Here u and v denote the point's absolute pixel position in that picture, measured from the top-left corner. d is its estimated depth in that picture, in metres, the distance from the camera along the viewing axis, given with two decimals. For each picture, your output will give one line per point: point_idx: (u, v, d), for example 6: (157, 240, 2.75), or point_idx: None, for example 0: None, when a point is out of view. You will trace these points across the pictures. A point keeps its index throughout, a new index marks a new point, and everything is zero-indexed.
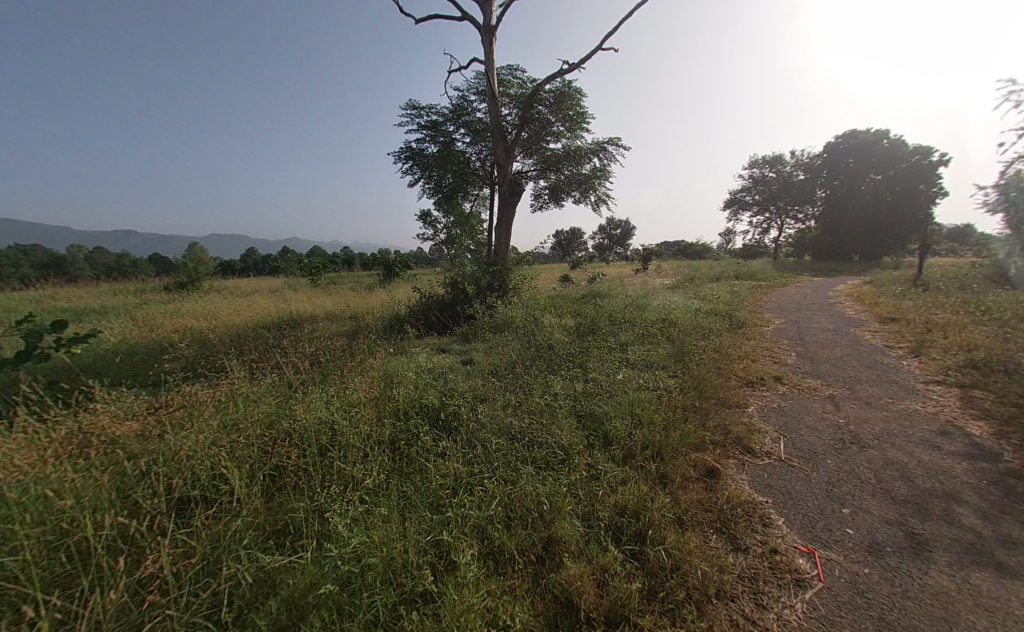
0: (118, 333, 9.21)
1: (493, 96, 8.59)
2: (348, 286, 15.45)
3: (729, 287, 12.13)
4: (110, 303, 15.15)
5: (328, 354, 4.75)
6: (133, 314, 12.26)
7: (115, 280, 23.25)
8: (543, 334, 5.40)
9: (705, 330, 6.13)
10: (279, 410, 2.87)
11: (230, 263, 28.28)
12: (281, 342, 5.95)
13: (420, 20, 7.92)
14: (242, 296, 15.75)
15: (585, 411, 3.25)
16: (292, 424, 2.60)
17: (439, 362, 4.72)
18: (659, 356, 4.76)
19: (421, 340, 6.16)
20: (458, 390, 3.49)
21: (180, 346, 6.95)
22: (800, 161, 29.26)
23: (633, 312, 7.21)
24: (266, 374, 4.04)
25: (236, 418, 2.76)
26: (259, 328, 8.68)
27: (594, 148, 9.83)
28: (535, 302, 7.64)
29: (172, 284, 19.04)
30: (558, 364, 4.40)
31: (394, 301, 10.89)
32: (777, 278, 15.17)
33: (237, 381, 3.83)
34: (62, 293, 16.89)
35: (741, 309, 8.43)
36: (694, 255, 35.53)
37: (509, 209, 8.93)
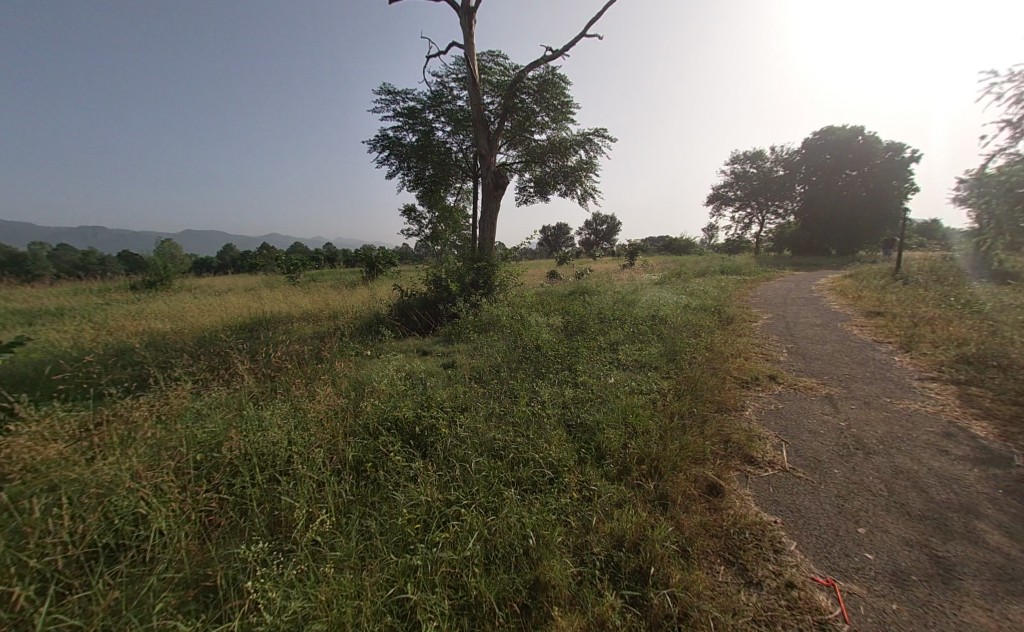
0: (73, 338, 8.53)
1: (474, 83, 8.20)
2: (328, 284, 14.87)
3: (716, 282, 12.07)
4: (71, 303, 14.25)
5: (296, 359, 4.36)
6: (96, 315, 11.51)
7: (79, 279, 22.04)
8: (528, 333, 5.12)
9: (696, 326, 5.95)
10: (227, 429, 2.50)
11: (205, 260, 27.11)
12: (248, 345, 5.52)
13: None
14: (215, 295, 15.02)
15: (576, 420, 2.98)
16: (239, 447, 2.24)
17: (418, 366, 4.38)
18: (650, 355, 4.54)
19: (400, 341, 5.81)
20: (436, 400, 3.18)
21: (139, 350, 6.44)
22: (779, 156, 29.60)
23: (622, 308, 6.99)
24: (223, 384, 3.65)
25: (176, 442, 2.39)
26: (228, 330, 8.15)
27: (580, 140, 9.55)
28: (521, 299, 7.35)
29: (139, 283, 18.05)
30: (545, 366, 4.12)
31: (375, 299, 10.44)
32: (762, 272, 15.26)
33: (190, 393, 3.44)
34: (19, 293, 15.82)
35: (730, 304, 8.32)
36: (679, 250, 35.79)
37: (493, 202, 8.59)
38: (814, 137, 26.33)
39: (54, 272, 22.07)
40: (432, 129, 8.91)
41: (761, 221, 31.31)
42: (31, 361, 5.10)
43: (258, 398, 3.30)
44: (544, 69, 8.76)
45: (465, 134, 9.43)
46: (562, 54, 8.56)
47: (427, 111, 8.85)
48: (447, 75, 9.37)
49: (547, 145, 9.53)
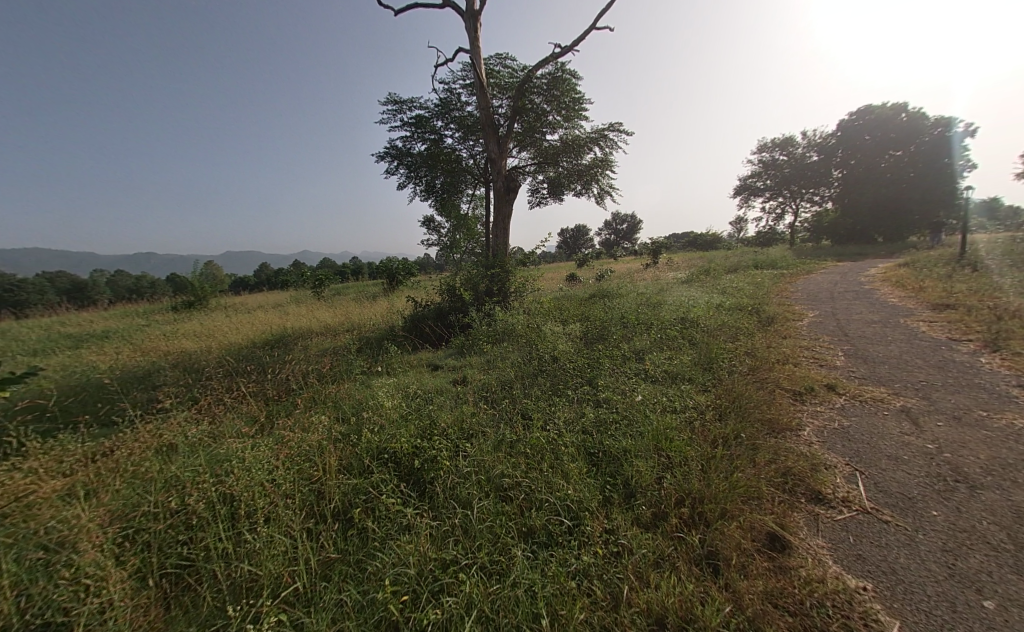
0: (111, 359, 8.90)
1: (482, 86, 7.96)
2: (349, 297, 15.03)
3: (749, 277, 11.25)
4: (118, 325, 15.13)
5: (300, 380, 4.17)
6: (136, 337, 12.10)
7: (127, 300, 23.55)
8: (544, 343, 4.73)
9: (732, 329, 5.36)
10: (212, 469, 2.29)
11: (240, 278, 28.39)
12: (261, 365, 5.44)
13: (400, 9, 7.36)
14: (245, 312, 15.53)
15: (599, 448, 2.56)
16: (216, 496, 2.00)
17: (426, 384, 4.07)
18: (682, 365, 4.04)
19: (412, 356, 5.55)
20: (439, 428, 2.86)
21: (164, 371, 6.56)
22: (812, 141, 27.84)
23: (648, 311, 6.47)
24: (225, 409, 3.49)
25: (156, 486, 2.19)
26: (249, 348, 8.23)
27: (595, 136, 9.11)
28: (538, 306, 6.99)
29: (179, 303, 18.97)
30: (562, 382, 3.72)
31: (393, 311, 10.35)
32: (800, 265, 14.18)
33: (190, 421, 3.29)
34: (73, 317, 16.98)
35: (768, 301, 7.61)
36: (706, 245, 34.27)
37: (507, 206, 8.28)
38: (850, 117, 24.56)
39: (106, 295, 23.72)
40: (442, 137, 8.74)
41: (795, 210, 29.50)
42: (58, 387, 5.22)
43: (254, 429, 3.09)
44: (554, 66, 8.41)
45: (475, 140, 9.22)
46: (571, 49, 8.21)
47: (436, 119, 8.69)
48: (455, 80, 9.19)
49: (561, 145, 9.16)
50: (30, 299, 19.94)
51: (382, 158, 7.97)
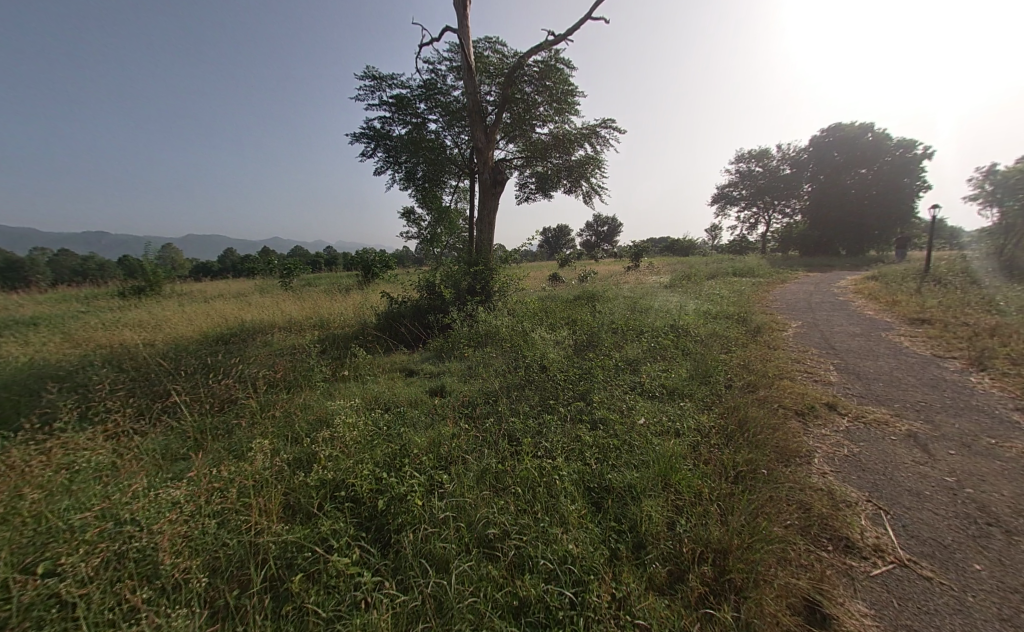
0: (37, 351, 7.83)
1: (469, 69, 7.45)
2: (319, 290, 14.15)
3: (730, 284, 11.30)
4: (54, 310, 13.65)
5: (249, 389, 3.60)
6: (74, 324, 10.87)
7: (69, 283, 21.46)
8: (530, 350, 4.35)
9: (724, 339, 5.16)
10: (109, 518, 1.75)
11: (201, 263, 26.52)
12: (209, 365, 4.78)
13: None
14: (203, 301, 14.31)
15: (599, 483, 2.19)
16: (100, 579, 1.51)
17: (398, 396, 3.59)
18: (679, 378, 3.75)
19: (384, 359, 5.04)
20: (411, 455, 2.40)
21: (95, 368, 5.74)
22: (785, 154, 28.87)
23: (636, 317, 6.22)
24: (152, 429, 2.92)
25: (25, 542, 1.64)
26: (201, 343, 7.41)
27: (585, 132, 8.78)
28: (522, 307, 6.61)
29: (127, 288, 17.32)
30: (551, 396, 3.34)
31: (365, 307, 9.69)
32: (775, 274, 14.50)
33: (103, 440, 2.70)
34: (4, 300, 15.24)
35: (752, 310, 7.55)
36: (683, 251, 35.04)
37: (491, 200, 7.82)
38: (822, 133, 25.57)
39: (47, 277, 21.60)
40: (425, 123, 8.18)
41: (767, 221, 30.53)
42: None
43: (184, 455, 2.55)
44: (546, 55, 8.02)
45: (460, 128, 8.71)
46: (565, 39, 7.85)
47: (418, 103, 8.10)
48: (440, 61, 8.60)
49: (550, 140, 8.80)
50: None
51: (358, 139, 7.32)
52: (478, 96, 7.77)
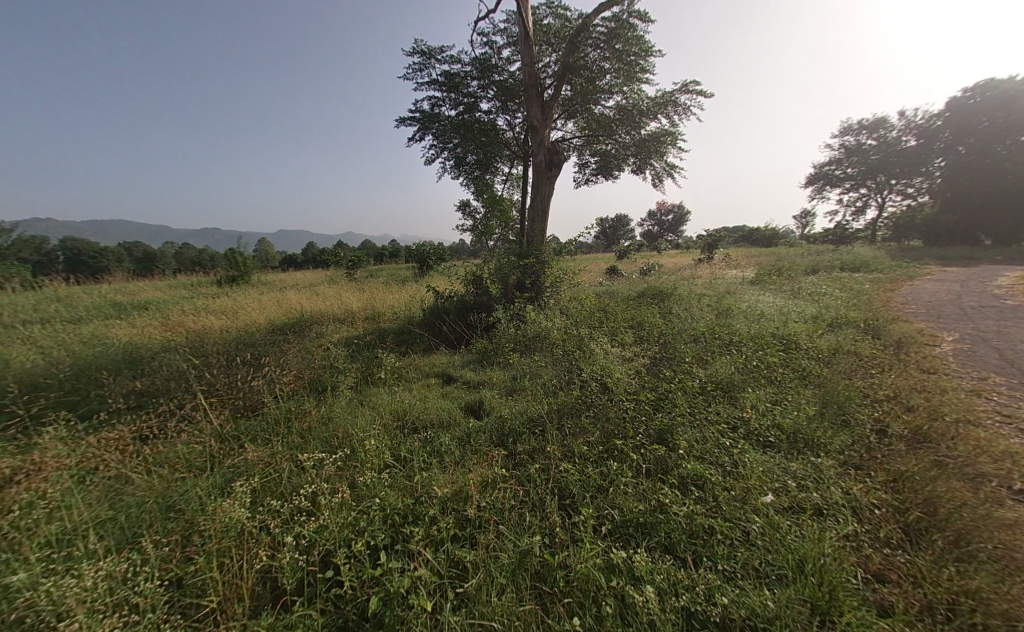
0: (135, 333, 8.72)
1: (527, 37, 6.60)
2: (379, 280, 14.46)
3: (837, 281, 9.30)
4: (164, 295, 15.61)
5: (270, 392, 3.26)
6: (173, 309, 12.20)
7: (180, 271, 24.68)
8: (589, 363, 3.53)
9: (852, 358, 3.88)
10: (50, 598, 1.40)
11: (285, 255, 29.15)
12: (252, 359, 4.68)
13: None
14: (278, 290, 15.39)
15: (704, 609, 1.39)
16: None
17: (427, 412, 3.02)
18: (799, 416, 2.70)
19: (421, 361, 4.55)
20: (426, 517, 1.78)
21: (168, 354, 6.07)
22: (909, 123, 23.88)
23: (721, 322, 5.07)
24: (167, 444, 2.68)
25: None
26: (262, 332, 7.66)
27: (660, 101, 7.50)
28: (579, 306, 5.80)
29: (221, 277, 19.38)
30: (618, 432, 2.54)
31: (416, 300, 9.50)
32: (896, 269, 11.81)
33: (117, 457, 2.51)
34: (132, 286, 17.87)
35: (879, 314, 5.91)
36: (765, 240, 31.01)
37: (547, 184, 6.99)
38: (963, 94, 20.63)
39: (167, 267, 25.19)
40: (477, 103, 7.52)
41: (879, 204, 25.72)
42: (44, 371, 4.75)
43: (183, 484, 2.23)
44: (618, 12, 6.88)
45: (516, 108, 7.96)
46: None
47: (471, 81, 7.44)
48: (496, 33, 7.82)
49: (618, 113, 7.69)
50: (105, 266, 21.52)
51: (405, 123, 6.88)
52: (536, 68, 6.91)
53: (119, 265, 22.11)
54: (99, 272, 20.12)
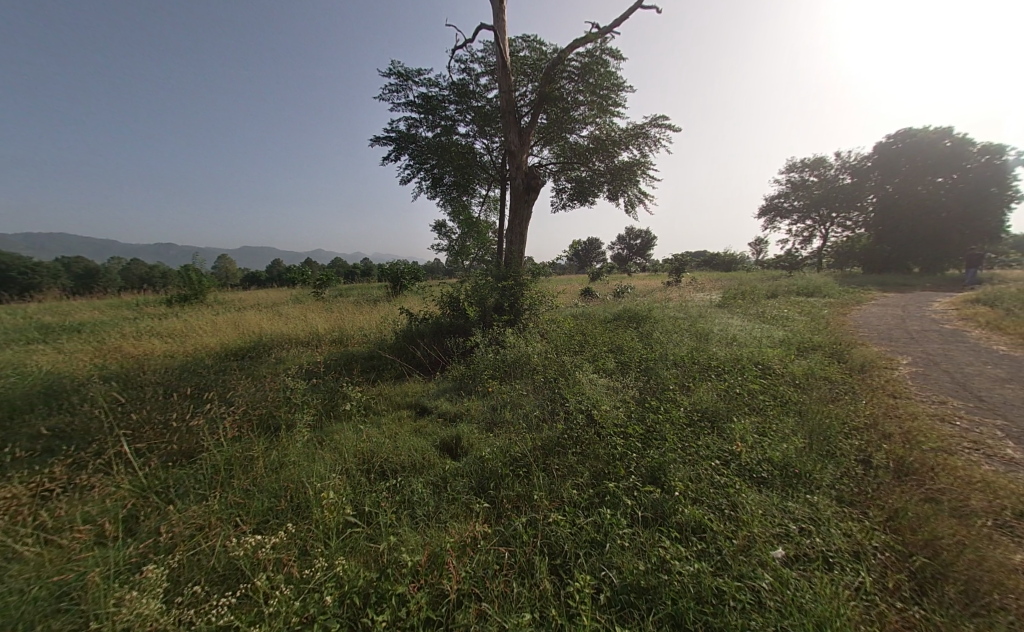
0: (62, 360, 7.74)
1: (504, 65, 6.69)
2: (348, 301, 13.87)
3: (797, 305, 9.77)
4: (104, 316, 14.21)
5: (213, 432, 2.84)
6: (113, 331, 11.05)
7: (125, 288, 22.75)
8: (572, 392, 3.36)
9: (825, 383, 3.95)
10: None
11: (246, 273, 27.66)
12: (199, 390, 4.18)
13: None
14: (236, 311, 14.40)
15: None
16: None
17: (398, 452, 2.72)
18: (790, 448, 2.63)
19: (393, 390, 4.22)
20: (394, 599, 1.50)
21: (100, 385, 5.36)
22: (845, 163, 26.46)
23: (698, 347, 5.10)
24: (82, 504, 2.24)
25: None
26: (214, 357, 7.00)
27: (632, 133, 7.79)
28: (558, 330, 5.68)
29: (172, 295, 17.97)
30: (608, 472, 2.35)
31: (387, 322, 9.09)
32: (846, 294, 12.64)
33: (11, 526, 2.05)
34: (67, 305, 16.21)
35: (841, 338, 6.17)
36: (726, 265, 32.82)
37: (524, 208, 6.98)
38: (888, 139, 23.16)
39: (113, 284, 23.21)
40: (454, 126, 7.52)
41: (823, 234, 27.99)
42: None
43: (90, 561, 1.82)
44: (591, 48, 7.16)
45: (493, 133, 8.01)
46: (612, 30, 6.99)
47: (448, 104, 7.43)
48: (473, 60, 7.92)
49: (592, 143, 7.92)
50: (38, 283, 19.47)
51: (379, 141, 6.73)
52: (513, 95, 7.00)
53: (56, 282, 20.16)
54: (29, 289, 18.20)
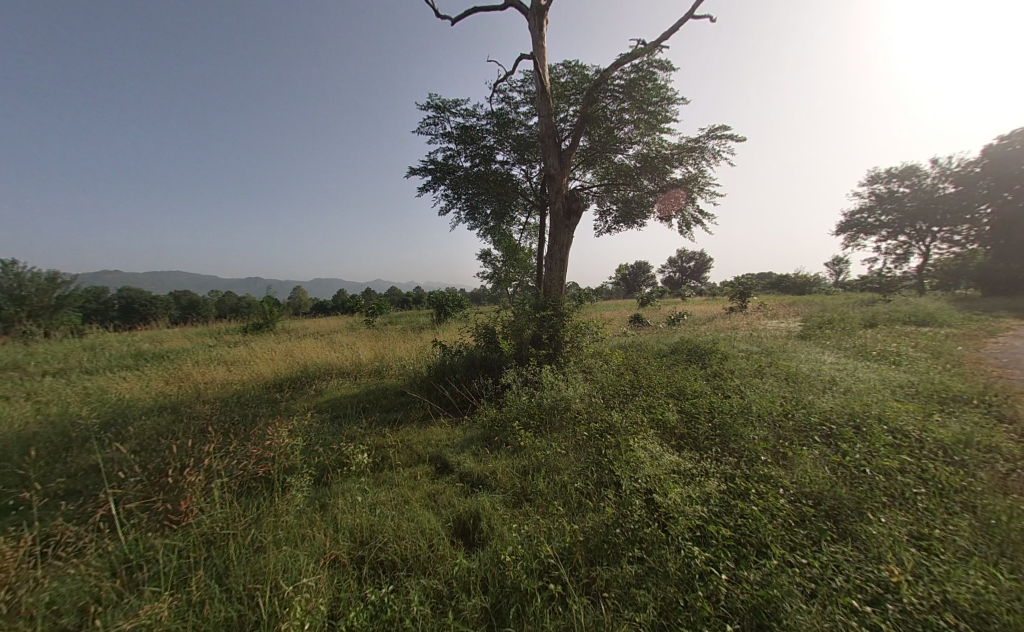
0: (139, 386, 8.39)
1: (544, 89, 6.39)
2: (395, 329, 14.09)
3: (905, 337, 8.04)
4: (190, 343, 15.76)
5: (201, 493, 2.51)
6: (191, 359, 12.07)
7: (213, 318, 25.45)
8: (627, 459, 2.61)
9: (993, 461, 2.80)
10: None
11: (314, 303, 29.96)
12: (225, 426, 4.02)
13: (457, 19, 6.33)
14: (296, 339, 15.27)
15: None
16: None
17: (402, 535, 2.17)
18: (978, 585, 1.70)
19: (414, 437, 3.72)
20: None
21: (154, 415, 5.54)
22: (943, 170, 23.03)
23: (786, 396, 4.07)
24: (47, 586, 1.96)
25: None
26: (261, 387, 7.11)
27: (685, 149, 7.05)
28: (605, 366, 4.95)
29: (246, 325, 19.65)
30: (686, 609, 1.62)
31: (427, 352, 8.86)
32: (967, 322, 10.36)
33: None
34: (166, 332, 18.38)
35: (984, 383, 4.73)
36: (798, 288, 29.62)
37: (565, 234, 6.46)
38: (1000, 141, 19.87)
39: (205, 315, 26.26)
40: (493, 154, 7.32)
41: (922, 250, 24.26)
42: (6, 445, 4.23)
43: None
44: (636, 65, 6.69)
45: (533, 159, 7.72)
46: (660, 43, 6.48)
47: (487, 134, 7.25)
48: (513, 88, 7.75)
49: (639, 162, 7.30)
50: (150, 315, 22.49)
51: (416, 173, 6.67)
52: (553, 119, 6.66)
53: (166, 312, 23.25)
54: (145, 316, 21.12)
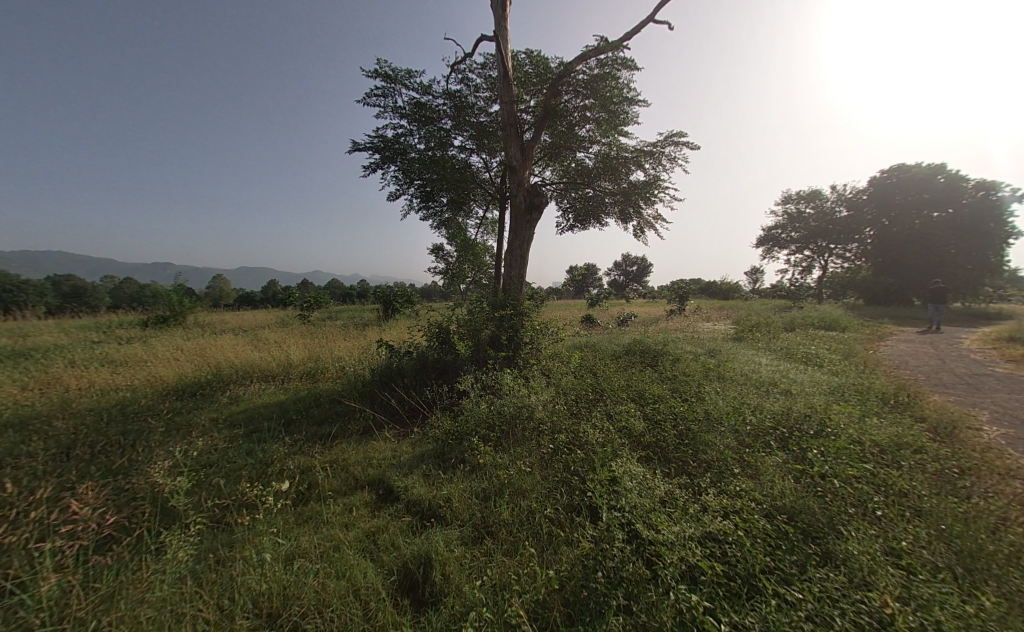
0: None
1: (507, 73, 5.99)
2: (335, 325, 12.89)
3: (823, 341, 8.87)
4: (68, 338, 13.04)
5: (25, 564, 1.77)
6: (67, 357, 9.90)
7: (104, 309, 21.55)
8: (601, 480, 2.33)
9: (929, 463, 2.94)
10: None
11: (237, 295, 26.72)
12: (96, 450, 3.12)
13: None
14: (212, 335, 13.31)
15: None
16: None
17: (328, 601, 1.67)
18: (961, 609, 1.64)
19: (350, 456, 3.14)
20: None
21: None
22: (841, 195, 26.48)
23: (741, 400, 4.11)
24: None
25: None
26: (159, 394, 5.91)
27: (643, 153, 7.08)
28: (565, 369, 4.69)
29: (147, 317, 16.81)
30: None
31: (370, 352, 8.08)
32: (866, 328, 11.78)
33: None
34: (36, 325, 15.05)
35: (898, 385, 5.19)
36: (724, 293, 32.53)
37: (526, 230, 6.15)
38: (883, 174, 23.25)
39: (95, 304, 22.17)
40: (450, 139, 6.78)
41: (823, 264, 27.76)
42: None
43: None
44: (599, 62, 6.55)
45: (492, 148, 7.30)
46: (623, 42, 6.39)
47: (443, 116, 6.68)
48: (473, 70, 7.24)
49: (599, 162, 7.23)
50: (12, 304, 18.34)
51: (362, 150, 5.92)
52: (515, 107, 6.30)
53: (41, 299, 19.24)
54: (6, 303, 17.13)
